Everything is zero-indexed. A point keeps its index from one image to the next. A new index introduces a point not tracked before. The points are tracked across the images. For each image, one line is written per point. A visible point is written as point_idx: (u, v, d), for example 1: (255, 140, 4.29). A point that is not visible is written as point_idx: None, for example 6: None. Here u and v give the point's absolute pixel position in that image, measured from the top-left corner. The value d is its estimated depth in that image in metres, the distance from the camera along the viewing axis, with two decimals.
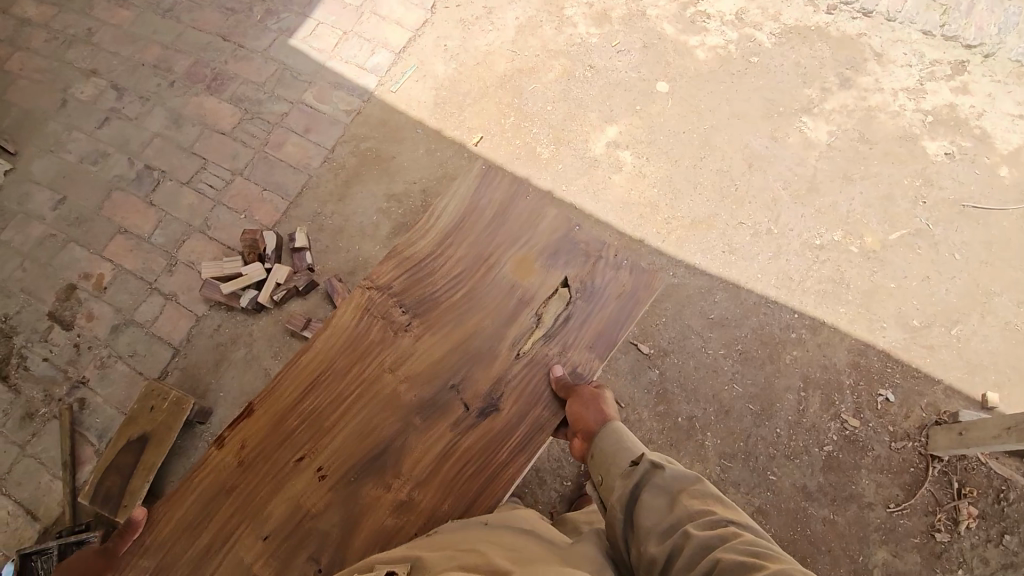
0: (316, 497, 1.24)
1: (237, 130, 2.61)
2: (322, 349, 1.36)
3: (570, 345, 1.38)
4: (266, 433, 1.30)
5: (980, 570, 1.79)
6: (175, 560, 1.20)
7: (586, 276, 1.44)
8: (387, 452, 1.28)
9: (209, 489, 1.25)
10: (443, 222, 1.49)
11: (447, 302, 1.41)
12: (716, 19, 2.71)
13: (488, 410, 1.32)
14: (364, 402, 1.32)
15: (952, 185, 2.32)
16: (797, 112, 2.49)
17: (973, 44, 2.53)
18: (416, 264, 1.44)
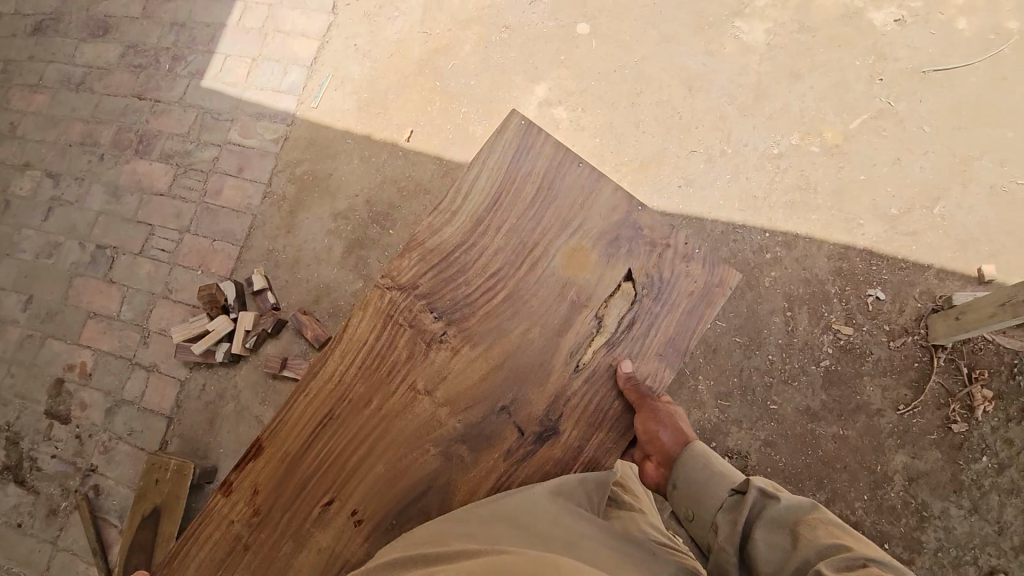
0: (353, 545, 1.16)
1: (175, 187, 2.58)
2: (338, 374, 1.22)
3: (642, 353, 1.20)
4: (282, 476, 1.20)
5: (1005, 453, 1.73)
6: None
7: (655, 267, 1.23)
8: (430, 491, 1.16)
9: (228, 542, 1.19)
10: (474, 201, 1.25)
11: (481, 303, 1.21)
12: None
13: (546, 436, 1.17)
14: (392, 436, 1.19)
15: (907, 53, 2.14)
16: (728, 18, 2.32)
17: None
18: (442, 258, 1.23)
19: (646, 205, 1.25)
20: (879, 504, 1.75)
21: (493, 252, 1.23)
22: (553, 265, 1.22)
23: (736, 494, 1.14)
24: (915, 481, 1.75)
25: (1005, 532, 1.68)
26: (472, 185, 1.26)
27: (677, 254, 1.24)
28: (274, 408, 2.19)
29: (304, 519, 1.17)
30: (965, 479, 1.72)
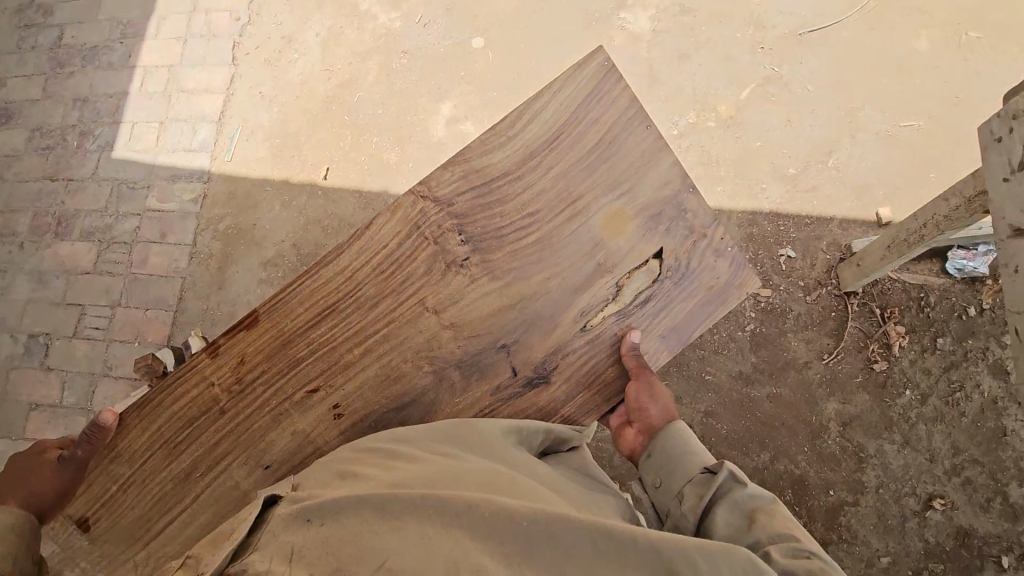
0: (327, 435, 1.20)
1: (100, 263, 2.55)
2: (351, 270, 1.22)
3: (656, 328, 1.23)
4: (270, 358, 1.21)
5: (925, 382, 1.83)
6: (154, 476, 1.20)
7: (688, 253, 1.23)
8: (415, 405, 1.20)
9: (203, 402, 1.21)
10: (532, 131, 1.23)
11: (512, 236, 1.22)
12: None
13: (535, 383, 1.21)
14: (394, 340, 1.21)
15: (782, 19, 2.23)
16: (613, 11, 2.39)
17: None
18: (486, 179, 1.22)
19: (698, 190, 1.24)
20: (819, 453, 1.86)
21: (537, 191, 1.22)
22: (591, 217, 1.22)
23: (707, 473, 1.10)
24: (848, 424, 1.86)
25: (937, 459, 1.79)
26: (533, 123, 1.23)
27: (710, 247, 1.24)
28: None
29: (281, 412, 1.20)
30: (893, 415, 1.84)
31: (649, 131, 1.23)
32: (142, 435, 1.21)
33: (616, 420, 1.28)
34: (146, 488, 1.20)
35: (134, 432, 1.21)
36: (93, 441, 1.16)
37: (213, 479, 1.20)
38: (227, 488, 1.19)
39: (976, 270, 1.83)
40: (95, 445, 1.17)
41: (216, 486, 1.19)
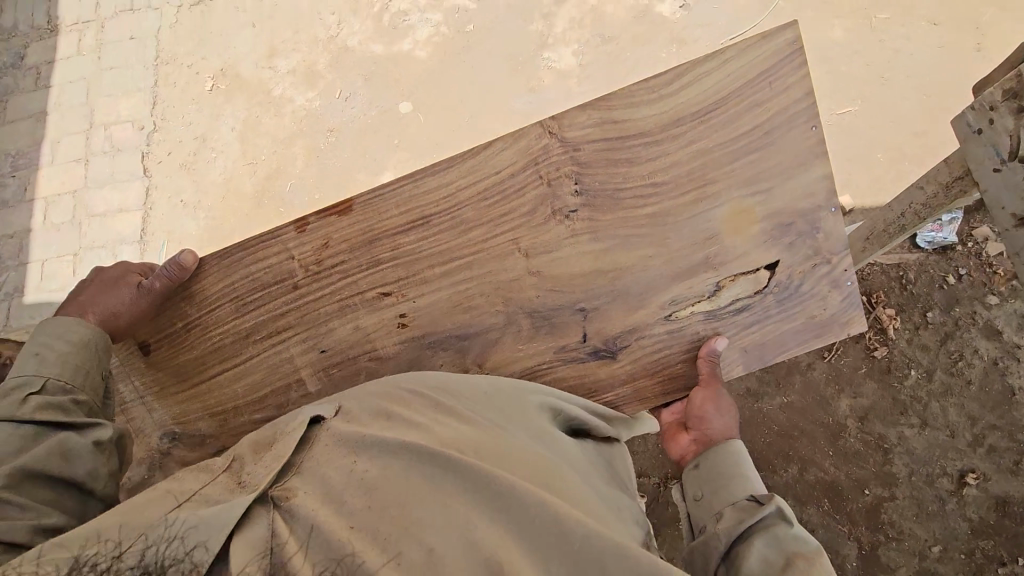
0: (388, 340, 1.25)
1: None
2: (455, 189, 1.21)
3: (755, 338, 1.26)
4: (355, 250, 1.22)
5: (927, 359, 1.82)
6: (220, 337, 1.24)
7: (802, 274, 1.25)
8: (474, 337, 1.25)
9: (278, 271, 1.22)
10: (688, 96, 1.17)
11: (630, 195, 1.20)
12: (413, 11, 2.54)
13: (600, 355, 1.27)
14: (481, 268, 1.23)
15: (701, 32, 2.28)
16: (536, 52, 2.38)
17: None
18: (621, 132, 1.18)
19: (841, 211, 1.21)
20: (845, 455, 1.81)
21: (669, 163, 1.18)
22: (717, 194, 1.20)
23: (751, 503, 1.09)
24: (865, 418, 1.82)
25: (957, 433, 1.77)
26: (698, 90, 1.17)
27: (830, 276, 1.25)
28: None
29: (349, 306, 1.24)
30: (905, 398, 1.81)
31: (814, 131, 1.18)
32: (216, 285, 1.23)
33: (672, 418, 1.32)
34: (208, 337, 1.25)
35: (210, 278, 1.23)
36: (171, 278, 1.18)
37: (270, 347, 1.25)
38: (280, 359, 1.25)
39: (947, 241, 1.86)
40: (174, 281, 1.19)
41: (271, 356, 1.25)
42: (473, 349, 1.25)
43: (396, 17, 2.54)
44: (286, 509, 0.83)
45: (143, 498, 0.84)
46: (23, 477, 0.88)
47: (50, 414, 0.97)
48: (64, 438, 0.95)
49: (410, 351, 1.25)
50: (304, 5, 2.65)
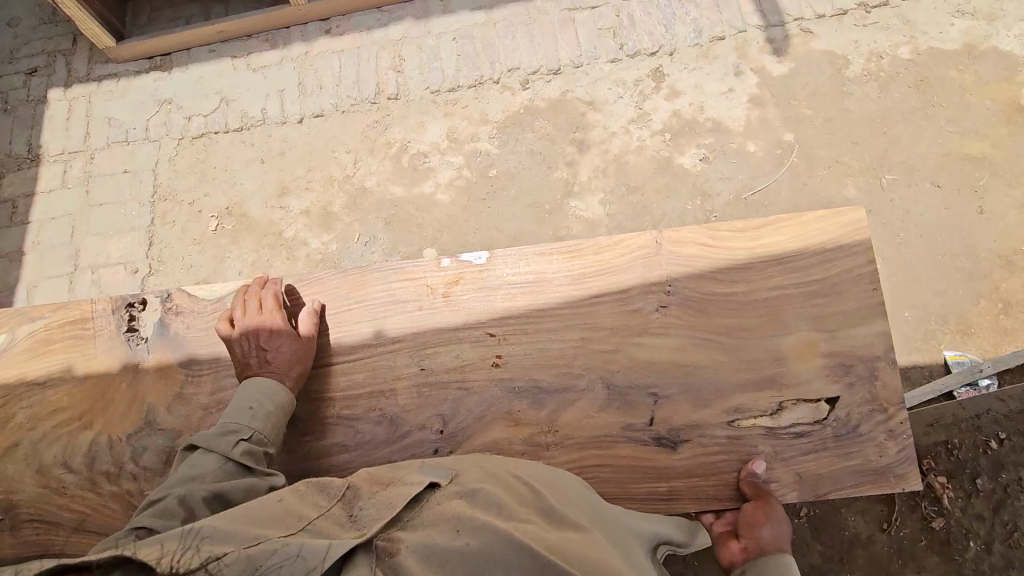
0: (484, 375, 1.35)
1: None
2: (570, 266, 1.39)
3: (812, 469, 1.28)
4: (476, 291, 1.40)
5: (983, 528, 1.82)
6: (345, 337, 1.40)
7: (861, 415, 1.29)
8: (556, 397, 1.33)
9: (411, 286, 1.42)
10: (771, 241, 1.36)
11: (716, 299, 1.34)
12: (433, 151, 2.52)
13: (661, 442, 1.30)
14: (575, 332, 1.35)
15: (724, 185, 2.36)
16: (563, 201, 2.39)
17: (655, 49, 2.55)
18: (710, 259, 1.36)
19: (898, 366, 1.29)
20: None
21: (745, 288, 1.33)
22: (780, 322, 1.32)
23: None
24: None
25: None
26: (775, 236, 1.36)
27: (885, 424, 1.29)
28: None
29: (457, 336, 1.37)
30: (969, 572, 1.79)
31: (875, 294, 1.32)
32: (365, 290, 1.43)
33: (718, 526, 1.31)
34: (335, 330, 1.40)
35: (353, 285, 1.44)
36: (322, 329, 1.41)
37: (380, 353, 1.38)
38: (384, 366, 1.37)
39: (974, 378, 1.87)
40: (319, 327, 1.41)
41: (379, 360, 1.37)
42: (547, 406, 1.32)
43: (416, 158, 2.51)
44: (391, 564, 0.89)
45: (285, 507, 0.98)
46: (216, 497, 1.10)
47: (250, 459, 1.18)
48: (253, 481, 1.15)
49: (493, 389, 1.34)
50: (317, 143, 2.58)
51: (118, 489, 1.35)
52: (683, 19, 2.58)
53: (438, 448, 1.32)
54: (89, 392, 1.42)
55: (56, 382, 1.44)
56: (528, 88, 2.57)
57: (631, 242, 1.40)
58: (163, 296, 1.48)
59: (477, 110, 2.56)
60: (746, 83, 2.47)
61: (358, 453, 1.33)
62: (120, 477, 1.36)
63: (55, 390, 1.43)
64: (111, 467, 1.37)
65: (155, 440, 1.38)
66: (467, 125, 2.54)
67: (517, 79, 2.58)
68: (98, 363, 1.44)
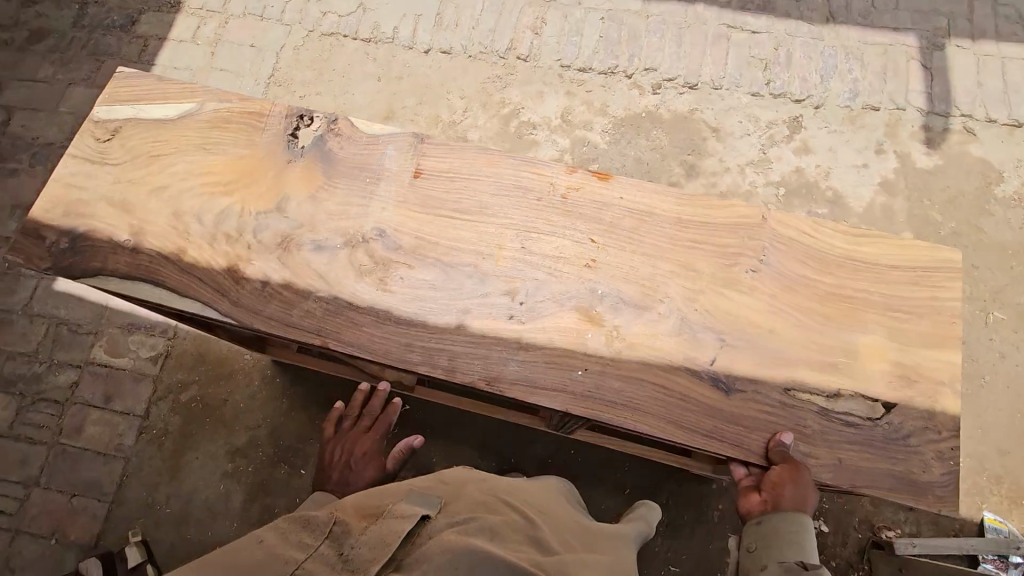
0: (579, 279, 1.24)
1: (17, 424, 2.08)
2: (691, 211, 1.29)
3: (853, 459, 1.15)
4: (591, 205, 1.30)
5: None
6: (442, 200, 1.31)
7: (915, 426, 1.16)
8: (632, 313, 1.22)
9: (533, 176, 1.33)
10: (870, 251, 1.26)
11: (849, 296, 1.23)
12: (542, 126, 2.47)
13: (716, 384, 1.18)
14: (666, 264, 1.25)
15: None
16: None
17: (802, 97, 2.40)
18: (848, 258, 1.25)
19: None
20: None
21: (882, 297, 1.22)
22: (860, 321, 1.21)
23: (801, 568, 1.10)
24: None
25: None
26: (914, 252, 1.27)
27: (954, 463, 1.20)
28: None
29: (562, 231, 1.28)
30: None
31: None
32: (496, 168, 1.33)
33: (746, 481, 1.23)
34: (439, 190, 1.32)
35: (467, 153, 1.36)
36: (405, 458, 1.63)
37: (473, 219, 1.30)
38: (464, 225, 1.29)
39: (1008, 552, 1.82)
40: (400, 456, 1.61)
41: (471, 227, 1.29)
42: (624, 316, 1.22)
43: (524, 126, 2.47)
44: None
45: (270, 552, 1.05)
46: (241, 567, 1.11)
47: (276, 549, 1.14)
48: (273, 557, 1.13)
49: (577, 285, 1.24)
50: (434, 79, 2.55)
51: (177, 239, 1.27)
52: (843, 75, 2.40)
53: (513, 315, 1.22)
54: (246, 170, 1.34)
55: (218, 150, 1.36)
56: (658, 93, 2.46)
57: (738, 209, 1.28)
58: (330, 118, 1.37)
59: (599, 99, 2.48)
60: (884, 164, 2.31)
61: (442, 296, 1.24)
62: (193, 236, 1.27)
63: (225, 157, 1.35)
64: (232, 235, 1.28)
65: (276, 223, 1.29)
66: (584, 111, 2.47)
67: (650, 80, 2.48)
68: (261, 149, 1.35)
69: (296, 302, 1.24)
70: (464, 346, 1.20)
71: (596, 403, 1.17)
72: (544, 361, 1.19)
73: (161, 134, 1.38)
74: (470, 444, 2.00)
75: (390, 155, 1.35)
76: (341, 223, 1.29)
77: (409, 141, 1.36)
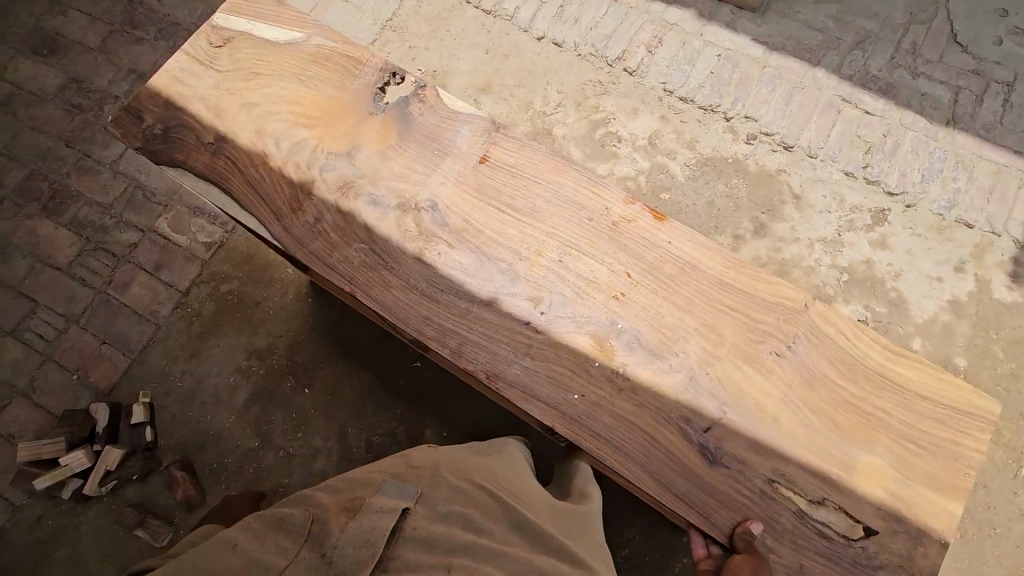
0: (600, 305, 1.23)
1: (75, 265, 2.26)
2: (734, 277, 1.25)
3: (814, 568, 1.18)
4: (636, 240, 1.28)
5: None
6: (496, 190, 1.31)
7: (890, 560, 1.13)
8: (643, 357, 1.20)
9: (589, 192, 1.32)
10: (902, 373, 1.19)
11: (864, 413, 1.16)
12: (628, 141, 2.48)
13: (703, 451, 1.18)
14: (694, 319, 1.22)
15: None
16: None
17: (897, 191, 2.32)
18: (878, 375, 1.18)
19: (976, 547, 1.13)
20: None
21: (901, 426, 1.15)
22: (874, 441, 1.14)
23: None
24: None
25: None
26: (957, 395, 1.17)
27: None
28: (116, 565, 1.91)
29: (601, 257, 1.26)
30: None
31: None
32: (558, 178, 1.32)
33: (704, 564, 1.34)
34: (494, 179, 1.32)
35: (533, 153, 1.35)
36: None
37: (519, 217, 1.29)
38: (510, 223, 1.29)
39: None
40: None
41: (513, 223, 1.29)
42: (634, 356, 1.20)
43: (610, 137, 2.48)
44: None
45: (248, 558, 1.11)
46: None
47: None
48: None
49: (600, 313, 1.22)
50: (539, 66, 2.59)
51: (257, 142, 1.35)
52: (945, 182, 2.31)
53: (531, 322, 1.23)
54: (326, 110, 1.37)
55: (312, 85, 1.40)
56: (751, 144, 2.43)
57: (784, 289, 1.24)
58: (420, 83, 1.39)
59: (691, 132, 2.47)
60: (959, 283, 2.22)
61: (470, 284, 1.25)
62: (270, 146, 1.34)
63: (305, 91, 1.39)
64: (301, 165, 1.32)
65: (342, 168, 1.33)
66: (673, 140, 2.46)
67: (748, 129, 2.45)
68: (346, 95, 1.39)
69: (340, 246, 1.32)
70: (477, 334, 1.25)
71: (583, 429, 1.24)
72: (545, 373, 1.23)
73: (267, 55, 1.42)
74: (464, 417, 2.06)
75: (463, 135, 1.35)
76: (400, 185, 1.31)
77: (485, 128, 1.36)
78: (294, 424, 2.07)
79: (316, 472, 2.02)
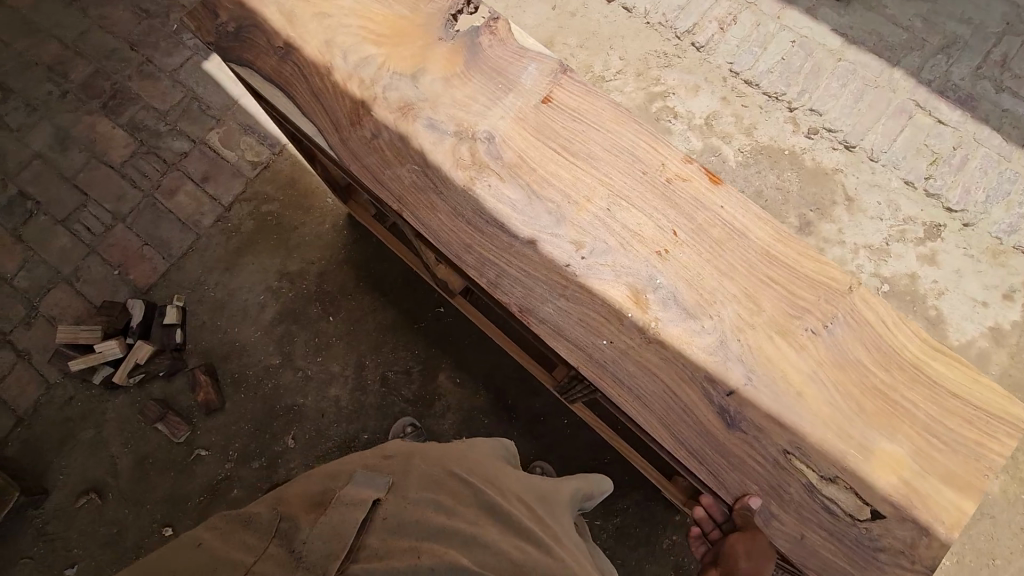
0: (641, 258, 1.22)
1: (127, 166, 2.34)
2: (783, 251, 1.22)
3: (816, 541, 1.14)
4: (688, 201, 1.26)
5: None
6: (553, 131, 1.30)
7: (891, 544, 1.11)
8: (677, 315, 1.19)
9: (648, 145, 1.30)
10: (938, 369, 1.16)
11: (894, 405, 1.14)
12: (683, 119, 2.41)
13: (721, 416, 1.16)
14: (736, 286, 1.20)
15: None
16: None
17: (955, 207, 2.22)
18: (914, 369, 1.16)
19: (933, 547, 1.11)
20: None
21: (929, 421, 1.13)
22: (898, 431, 1.12)
23: None
24: None
25: None
26: (991, 400, 1.15)
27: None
28: (135, 454, 2.04)
29: (650, 210, 1.25)
30: None
31: None
32: (617, 127, 1.30)
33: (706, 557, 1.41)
34: (553, 120, 1.30)
35: (597, 99, 1.32)
36: None
37: (574, 160, 1.28)
38: (563, 165, 1.27)
39: None
40: None
41: (568, 166, 1.27)
42: (668, 313, 1.19)
43: (666, 111, 2.42)
44: None
45: (211, 554, 1.05)
46: None
47: None
48: None
49: (641, 266, 1.21)
50: (605, 30, 2.51)
51: (319, 58, 1.34)
52: (1010, 205, 2.21)
53: (570, 264, 1.21)
54: (396, 30, 1.37)
55: (385, 3, 1.39)
56: (812, 138, 2.34)
57: (830, 270, 1.22)
58: (493, 15, 1.36)
59: (751, 118, 2.38)
60: (1004, 311, 2.14)
61: (514, 217, 1.24)
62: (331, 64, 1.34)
63: (382, 8, 1.39)
64: (363, 82, 1.32)
65: (404, 88, 1.32)
66: (731, 124, 2.38)
67: (811, 122, 2.35)
68: (421, 15, 1.38)
69: (393, 164, 1.30)
70: (516, 269, 1.23)
71: (605, 373, 1.20)
72: (578, 316, 1.21)
73: None
74: (479, 367, 2.09)
75: (531, 72, 1.33)
76: (459, 113, 1.30)
77: (553, 67, 1.33)
78: (315, 348, 2.13)
79: (330, 397, 2.08)
